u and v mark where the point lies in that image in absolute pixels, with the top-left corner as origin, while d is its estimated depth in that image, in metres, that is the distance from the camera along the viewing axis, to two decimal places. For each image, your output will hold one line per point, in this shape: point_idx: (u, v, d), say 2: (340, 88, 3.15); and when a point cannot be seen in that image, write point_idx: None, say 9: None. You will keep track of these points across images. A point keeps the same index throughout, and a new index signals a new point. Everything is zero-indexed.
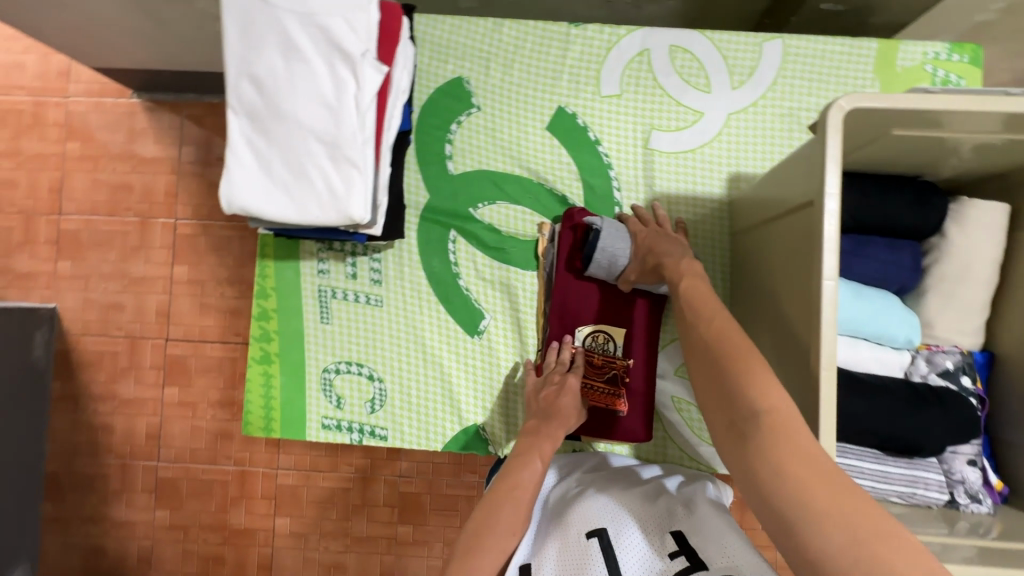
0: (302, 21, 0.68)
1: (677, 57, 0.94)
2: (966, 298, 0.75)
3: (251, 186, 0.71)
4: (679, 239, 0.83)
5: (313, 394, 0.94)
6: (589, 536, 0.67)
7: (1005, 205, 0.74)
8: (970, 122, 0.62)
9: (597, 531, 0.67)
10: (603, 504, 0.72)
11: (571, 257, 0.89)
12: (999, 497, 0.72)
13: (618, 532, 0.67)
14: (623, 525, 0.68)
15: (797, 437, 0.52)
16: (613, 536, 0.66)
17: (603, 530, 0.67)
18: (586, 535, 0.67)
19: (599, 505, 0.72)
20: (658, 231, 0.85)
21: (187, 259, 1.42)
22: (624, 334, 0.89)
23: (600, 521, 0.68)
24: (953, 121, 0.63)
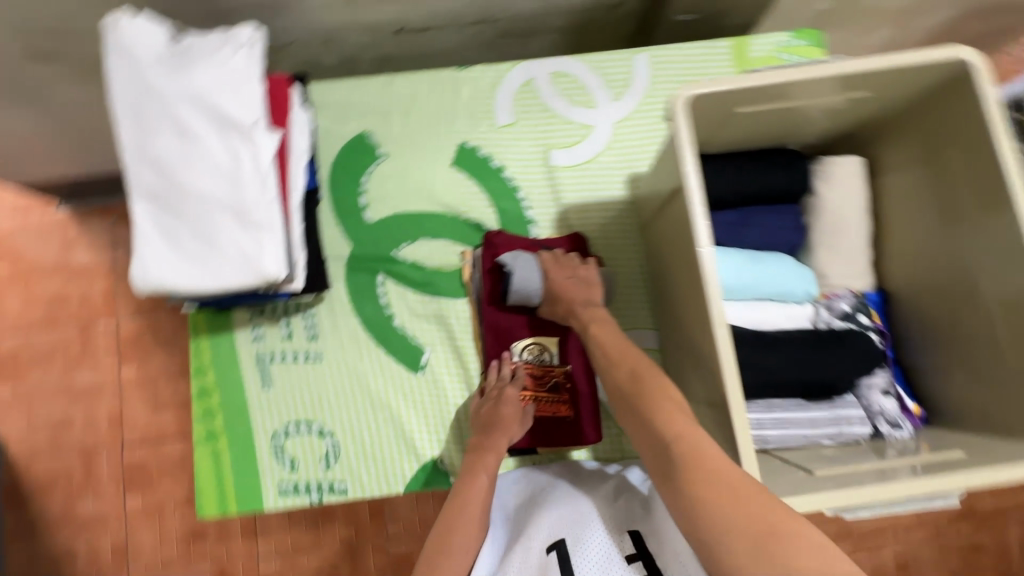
0: (187, 100, 0.71)
1: (559, 81, 1.03)
2: (848, 246, 0.82)
3: (162, 264, 0.73)
4: (588, 280, 0.87)
5: (266, 462, 0.93)
6: (548, 551, 0.66)
7: (860, 158, 0.83)
8: (809, 89, 0.71)
9: (556, 544, 0.67)
10: (565, 514, 0.71)
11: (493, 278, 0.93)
12: (918, 420, 0.78)
13: (577, 540, 0.66)
14: (583, 531, 0.67)
15: (702, 457, 0.58)
16: (572, 545, 0.66)
17: (562, 541, 0.67)
18: (546, 549, 0.67)
19: (560, 513, 0.72)
20: (568, 266, 0.88)
21: (135, 359, 1.40)
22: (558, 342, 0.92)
23: (559, 532, 0.68)
24: (797, 90, 0.71)
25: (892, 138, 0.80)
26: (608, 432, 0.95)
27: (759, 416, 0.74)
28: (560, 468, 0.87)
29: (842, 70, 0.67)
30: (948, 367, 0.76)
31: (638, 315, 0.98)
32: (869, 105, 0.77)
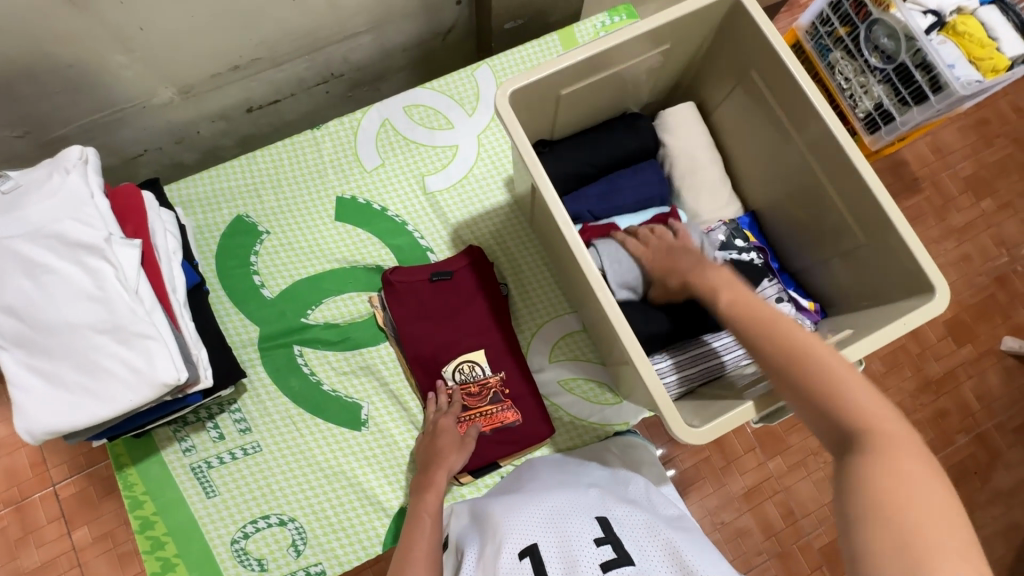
0: (30, 238, 0.70)
1: (413, 113, 1.06)
2: (708, 181, 0.88)
3: (51, 406, 0.70)
4: None
5: (233, 572, 0.89)
6: (522, 556, 0.65)
7: (691, 103, 0.90)
8: (622, 54, 0.77)
9: (528, 548, 0.66)
10: (533, 513, 0.71)
11: (404, 313, 0.94)
12: (817, 314, 0.83)
13: (550, 540, 0.66)
14: (556, 530, 0.67)
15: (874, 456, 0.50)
16: (545, 549, 0.66)
17: (535, 545, 0.66)
18: (518, 554, 0.66)
19: (532, 513, 0.71)
20: None
21: (83, 519, 1.31)
22: (485, 354, 0.93)
23: (532, 536, 0.67)
24: (613, 57, 0.77)
25: (711, 77, 0.87)
26: (561, 422, 0.97)
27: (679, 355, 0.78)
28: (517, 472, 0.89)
29: (638, 31, 0.74)
30: (826, 260, 0.82)
31: (555, 302, 1.01)
32: (681, 53, 0.84)
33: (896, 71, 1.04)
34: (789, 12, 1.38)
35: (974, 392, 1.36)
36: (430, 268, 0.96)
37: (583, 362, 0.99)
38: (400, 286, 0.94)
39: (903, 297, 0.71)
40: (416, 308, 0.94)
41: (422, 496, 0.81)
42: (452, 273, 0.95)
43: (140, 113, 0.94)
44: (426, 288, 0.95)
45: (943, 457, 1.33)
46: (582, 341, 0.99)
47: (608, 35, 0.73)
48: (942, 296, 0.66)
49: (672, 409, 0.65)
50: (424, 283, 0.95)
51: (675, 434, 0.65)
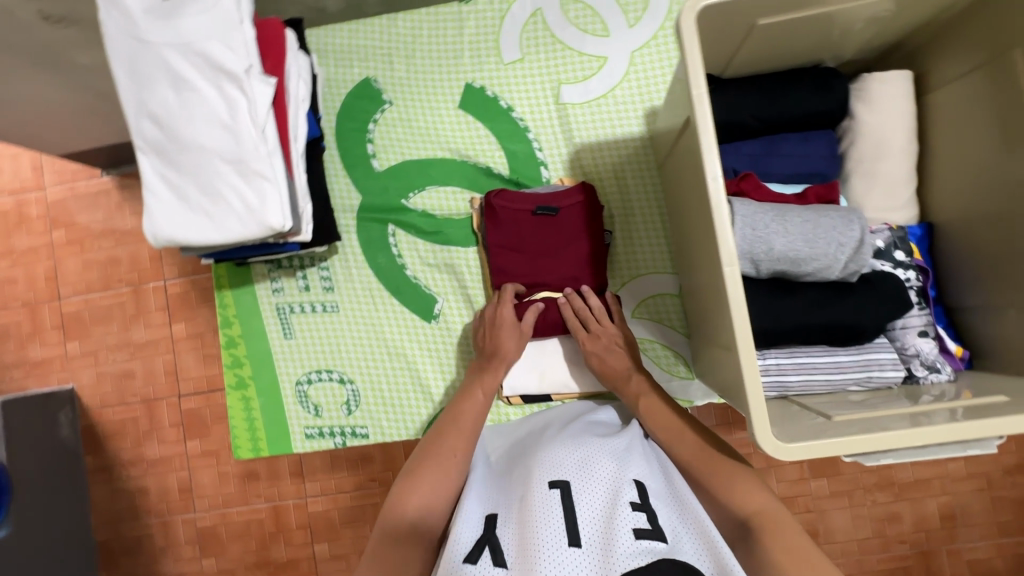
0: (180, 50, 0.72)
1: (569, 9, 0.96)
2: (889, 172, 0.74)
3: (174, 217, 0.75)
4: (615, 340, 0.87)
5: (293, 408, 0.98)
6: (551, 486, 0.65)
7: (908, 72, 0.73)
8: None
9: (559, 483, 0.66)
10: (564, 457, 0.71)
11: (501, 239, 0.90)
12: (962, 363, 0.71)
13: (581, 486, 0.65)
14: (589, 480, 0.66)
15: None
16: (576, 490, 0.65)
17: (566, 482, 0.66)
18: (548, 485, 0.65)
19: (568, 456, 0.71)
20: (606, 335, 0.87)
21: (183, 316, 1.49)
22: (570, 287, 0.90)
23: (565, 474, 0.67)
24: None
25: (948, 46, 0.69)
26: None
27: (779, 361, 0.69)
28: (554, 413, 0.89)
29: None
30: (999, 308, 0.67)
31: (658, 259, 0.94)
32: (921, 7, 0.67)
33: None
34: None
35: None
36: (536, 202, 0.89)
37: (665, 328, 0.93)
38: (497, 216, 0.90)
39: None
40: (513, 238, 0.90)
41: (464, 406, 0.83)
42: (558, 210, 0.89)
43: None
44: (528, 221, 0.89)
45: (1011, 542, 1.19)
46: (673, 307, 0.93)
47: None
48: None
49: (763, 415, 0.57)
50: (523, 216, 0.89)
51: (759, 445, 0.58)
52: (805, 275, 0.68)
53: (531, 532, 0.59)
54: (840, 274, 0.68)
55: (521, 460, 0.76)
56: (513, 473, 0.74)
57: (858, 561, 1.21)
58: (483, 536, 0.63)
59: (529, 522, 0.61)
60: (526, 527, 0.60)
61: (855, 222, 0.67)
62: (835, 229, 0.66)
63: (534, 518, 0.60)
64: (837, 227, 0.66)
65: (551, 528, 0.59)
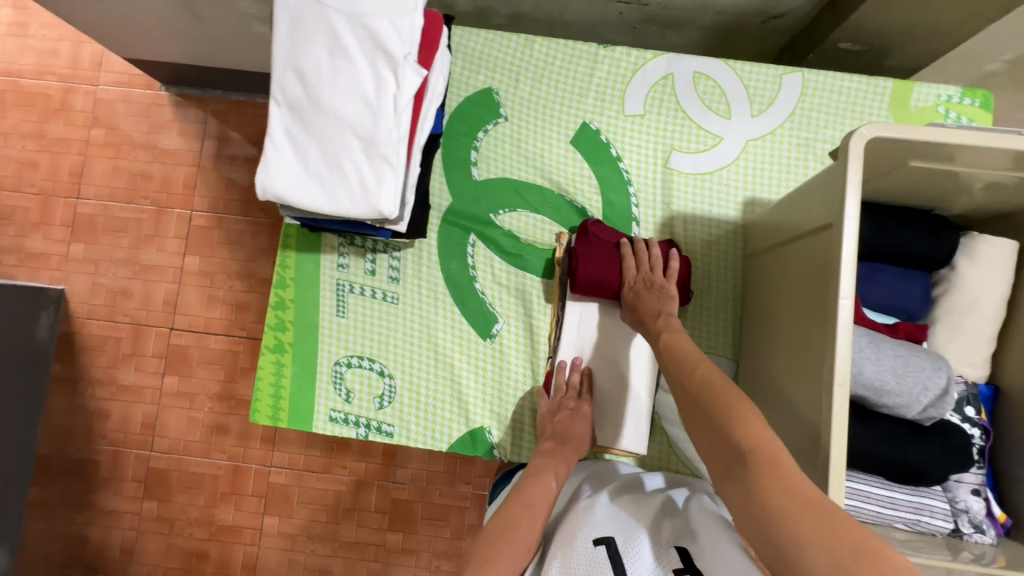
0: (349, 19, 0.71)
1: (699, 83, 0.98)
2: (974, 331, 0.77)
3: (286, 174, 0.73)
4: (666, 290, 0.85)
5: (323, 386, 0.95)
6: (596, 542, 0.67)
7: (1014, 243, 0.76)
8: (990, 158, 0.64)
9: (603, 539, 0.67)
10: (609, 513, 0.72)
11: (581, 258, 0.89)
12: (1001, 529, 0.72)
13: (627, 542, 0.67)
14: (634, 536, 0.68)
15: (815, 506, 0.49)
16: (621, 545, 0.67)
17: (611, 538, 0.68)
18: (593, 541, 0.67)
19: (609, 513, 0.72)
20: (649, 277, 0.87)
21: (199, 251, 1.45)
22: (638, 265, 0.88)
23: (608, 530, 0.69)
24: (979, 157, 0.64)
25: None
26: (660, 445, 0.94)
27: None
28: (602, 466, 0.89)
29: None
30: None
31: (722, 342, 0.95)
32: None
33: None
34: None
35: None
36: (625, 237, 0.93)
37: None
38: (582, 251, 0.89)
39: None
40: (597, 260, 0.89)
41: None
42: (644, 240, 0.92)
43: None
44: (610, 250, 0.90)
45: None
46: None
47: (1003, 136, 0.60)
48: None
49: None
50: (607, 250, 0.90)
51: None
52: (882, 407, 0.69)
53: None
54: (916, 415, 0.69)
55: (568, 509, 0.77)
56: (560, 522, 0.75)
57: None
58: None
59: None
60: None
61: (943, 370, 0.69)
62: (924, 371, 0.69)
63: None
64: (926, 370, 0.69)
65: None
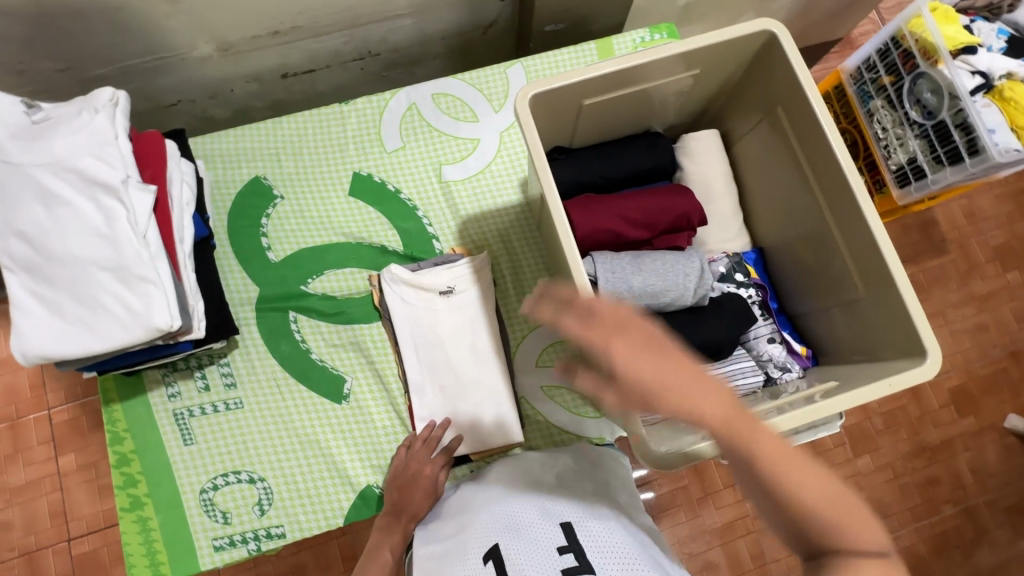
0: (52, 168, 0.73)
1: (441, 102, 1.07)
2: (719, 211, 0.88)
3: (46, 332, 0.72)
4: None
5: (197, 519, 0.91)
6: (484, 560, 0.68)
7: (716, 131, 0.89)
8: (652, 68, 0.76)
9: (490, 552, 0.69)
10: (489, 515, 0.73)
11: None
12: (809, 361, 0.82)
13: (512, 543, 0.69)
14: (518, 535, 0.69)
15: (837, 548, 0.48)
16: (506, 551, 0.68)
17: (497, 546, 0.69)
18: (481, 558, 0.68)
19: (497, 515, 0.73)
20: None
21: (72, 446, 1.31)
22: None
23: (493, 537, 0.70)
24: (637, 73, 0.76)
25: (739, 109, 0.87)
26: (539, 423, 0.97)
27: None
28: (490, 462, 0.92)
29: (672, 50, 0.73)
30: (827, 309, 0.81)
31: None
32: (710, 82, 0.84)
33: (935, 127, 1.16)
34: (838, 54, 1.58)
35: (969, 465, 1.39)
36: None
37: None
38: None
39: (895, 357, 0.69)
40: None
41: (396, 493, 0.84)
42: None
43: (180, 64, 0.99)
44: None
45: (926, 525, 1.36)
46: (570, 352, 0.99)
47: (640, 50, 0.72)
48: (933, 361, 0.64)
49: None
50: None
51: None
52: (665, 305, 0.77)
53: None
54: (694, 299, 0.77)
55: (454, 516, 0.79)
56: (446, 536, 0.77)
57: None
58: None
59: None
60: None
61: (695, 256, 0.79)
62: (680, 263, 0.78)
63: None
64: (681, 261, 0.78)
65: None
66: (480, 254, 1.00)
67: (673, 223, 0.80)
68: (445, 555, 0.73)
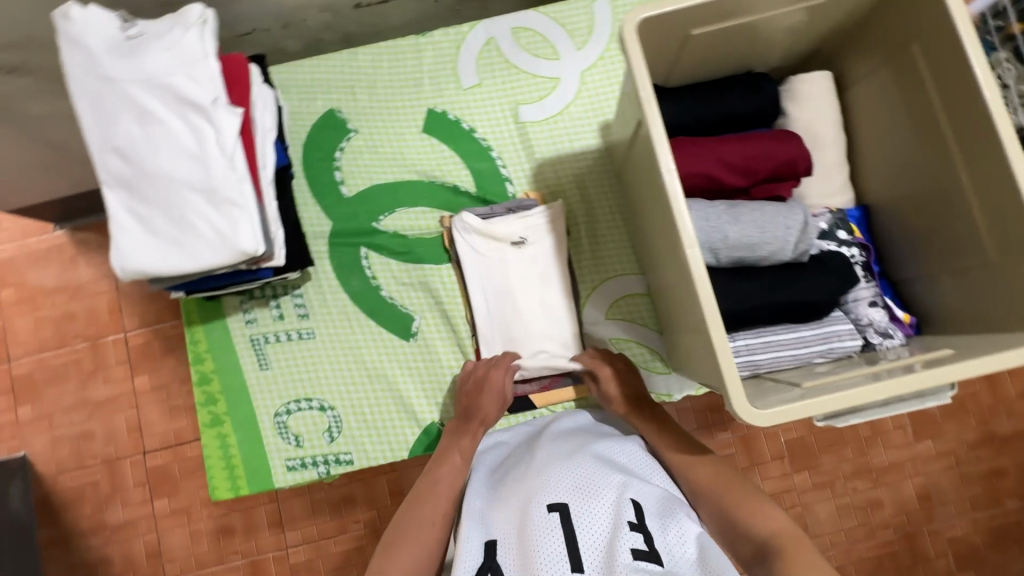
0: (146, 85, 0.73)
1: (520, 37, 1.02)
2: (823, 163, 0.81)
3: (142, 248, 0.75)
4: None
5: (272, 440, 0.95)
6: (550, 510, 0.66)
7: (828, 73, 0.81)
8: None
9: (558, 505, 0.67)
10: (558, 472, 0.71)
11: None
12: (911, 329, 0.76)
13: (581, 507, 0.67)
14: (587, 500, 0.68)
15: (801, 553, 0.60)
16: (574, 512, 0.66)
17: (565, 504, 0.67)
18: (547, 507, 0.67)
19: (569, 475, 0.71)
20: None
21: (146, 368, 1.39)
22: None
23: (563, 496, 0.68)
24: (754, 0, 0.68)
25: (858, 49, 0.78)
26: None
27: (748, 340, 0.73)
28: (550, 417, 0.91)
29: None
30: (936, 275, 0.74)
31: (625, 262, 0.98)
32: (829, 17, 0.76)
33: None
34: None
35: None
36: None
37: (639, 326, 0.96)
38: None
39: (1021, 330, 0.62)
40: None
41: (460, 431, 0.85)
42: None
43: None
44: None
45: (987, 516, 1.26)
46: (643, 306, 0.97)
47: None
48: None
49: (738, 383, 0.60)
50: None
51: (734, 415, 0.60)
52: (760, 258, 0.72)
53: (532, 560, 0.62)
54: (792, 254, 0.72)
55: (516, 470, 0.77)
56: (505, 482, 0.76)
57: (847, 551, 1.25)
58: (485, 564, 0.66)
59: (528, 548, 0.64)
60: (526, 551, 0.64)
61: (797, 208, 0.73)
62: (781, 214, 0.72)
63: (534, 546, 0.63)
64: (782, 212, 0.72)
65: (552, 556, 0.62)
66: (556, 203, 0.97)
67: (776, 170, 0.74)
68: (508, 501, 0.71)
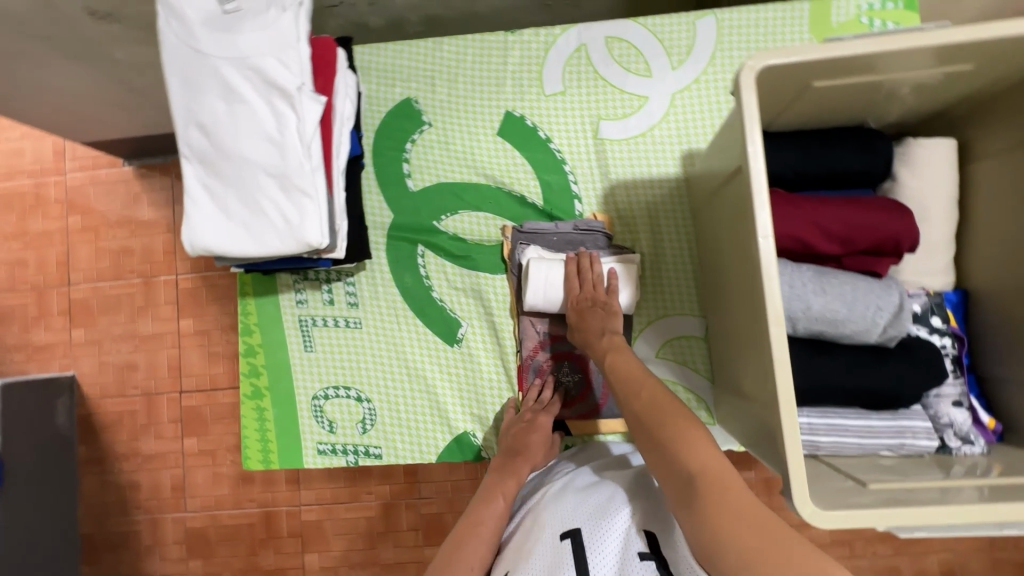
0: (236, 64, 0.72)
1: (614, 47, 0.96)
2: (927, 240, 0.75)
3: (211, 227, 0.75)
4: None
5: (307, 422, 0.97)
6: (562, 538, 0.63)
7: (952, 141, 0.74)
8: (907, 58, 0.61)
9: (569, 532, 0.64)
10: (570, 502, 0.69)
11: None
12: (993, 435, 0.71)
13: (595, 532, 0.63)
14: (598, 523, 0.64)
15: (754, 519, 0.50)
16: (586, 537, 0.63)
17: (577, 529, 0.64)
18: (559, 539, 0.64)
19: (581, 502, 0.68)
20: None
21: (192, 311, 1.43)
22: None
23: (575, 521, 0.65)
24: (884, 62, 0.62)
25: (994, 123, 0.70)
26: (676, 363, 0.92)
27: (813, 419, 0.69)
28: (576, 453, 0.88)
29: (949, 38, 0.57)
30: None
31: (685, 301, 0.94)
32: (967, 84, 0.68)
33: None
34: None
35: None
36: None
37: (688, 369, 0.93)
38: None
39: None
40: None
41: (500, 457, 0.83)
42: None
43: None
44: None
45: None
46: (697, 349, 0.93)
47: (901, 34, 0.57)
48: None
49: (803, 475, 0.56)
50: None
51: (792, 507, 0.56)
52: (841, 336, 0.67)
53: None
54: (878, 338, 0.67)
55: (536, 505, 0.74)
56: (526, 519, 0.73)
57: None
58: None
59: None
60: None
61: (892, 288, 0.67)
62: (874, 294, 0.66)
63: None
64: (875, 291, 0.66)
65: None
66: (622, 251, 0.92)
67: (876, 244, 0.69)
68: (526, 538, 0.68)
